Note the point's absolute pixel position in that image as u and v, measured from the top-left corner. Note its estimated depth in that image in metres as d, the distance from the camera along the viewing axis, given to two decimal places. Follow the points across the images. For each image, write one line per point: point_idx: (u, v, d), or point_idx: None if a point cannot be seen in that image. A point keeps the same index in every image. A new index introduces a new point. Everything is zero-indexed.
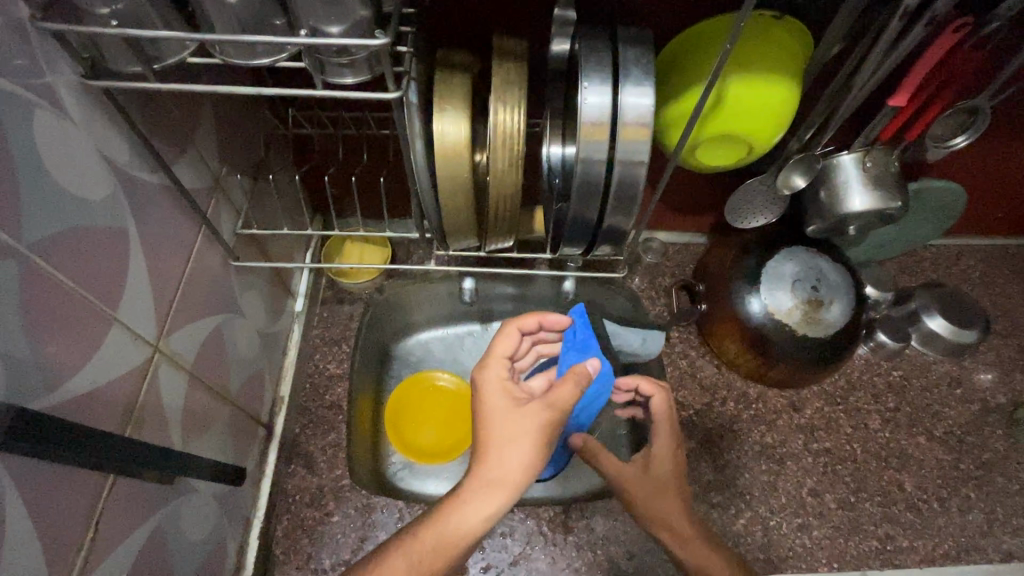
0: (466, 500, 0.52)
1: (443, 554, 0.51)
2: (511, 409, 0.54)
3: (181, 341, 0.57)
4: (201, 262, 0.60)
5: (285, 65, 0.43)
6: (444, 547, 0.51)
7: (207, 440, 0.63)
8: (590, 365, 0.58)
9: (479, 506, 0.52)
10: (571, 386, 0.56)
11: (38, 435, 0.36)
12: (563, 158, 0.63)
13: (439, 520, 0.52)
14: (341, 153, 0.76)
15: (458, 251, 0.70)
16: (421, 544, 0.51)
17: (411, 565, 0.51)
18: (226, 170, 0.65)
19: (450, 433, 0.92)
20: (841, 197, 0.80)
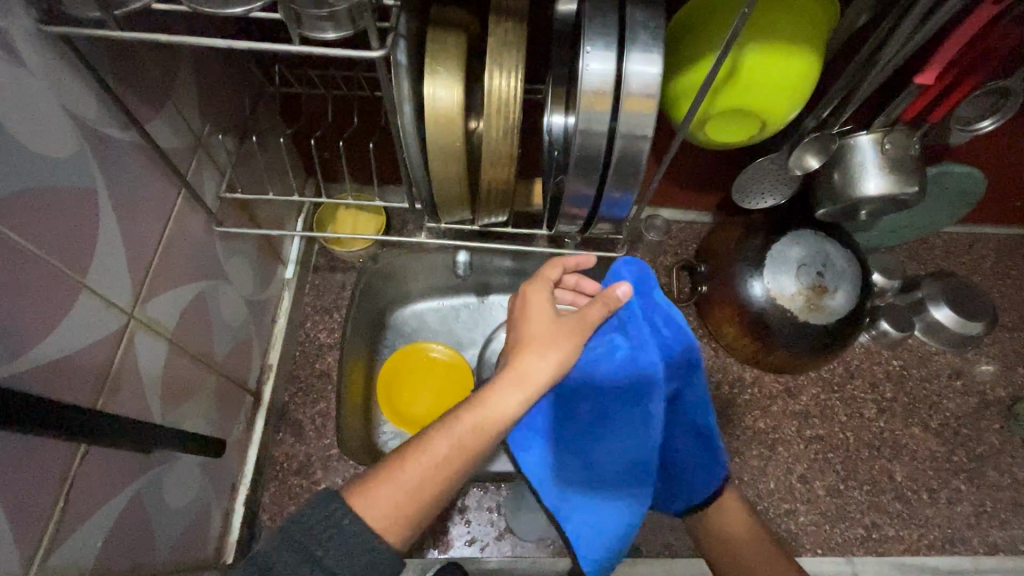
0: (508, 388, 0.54)
1: (485, 438, 0.51)
2: (550, 319, 0.59)
3: (160, 308, 0.55)
4: (182, 226, 0.58)
5: (259, 15, 0.39)
6: (487, 430, 0.51)
7: (190, 408, 0.62)
8: (619, 291, 0.64)
9: (513, 395, 0.54)
10: (602, 307, 0.62)
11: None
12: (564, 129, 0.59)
13: (479, 404, 0.53)
14: (332, 115, 0.73)
15: (450, 224, 0.67)
16: (462, 426, 0.51)
17: (453, 446, 0.50)
18: (208, 129, 0.61)
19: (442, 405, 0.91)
20: (855, 179, 0.77)
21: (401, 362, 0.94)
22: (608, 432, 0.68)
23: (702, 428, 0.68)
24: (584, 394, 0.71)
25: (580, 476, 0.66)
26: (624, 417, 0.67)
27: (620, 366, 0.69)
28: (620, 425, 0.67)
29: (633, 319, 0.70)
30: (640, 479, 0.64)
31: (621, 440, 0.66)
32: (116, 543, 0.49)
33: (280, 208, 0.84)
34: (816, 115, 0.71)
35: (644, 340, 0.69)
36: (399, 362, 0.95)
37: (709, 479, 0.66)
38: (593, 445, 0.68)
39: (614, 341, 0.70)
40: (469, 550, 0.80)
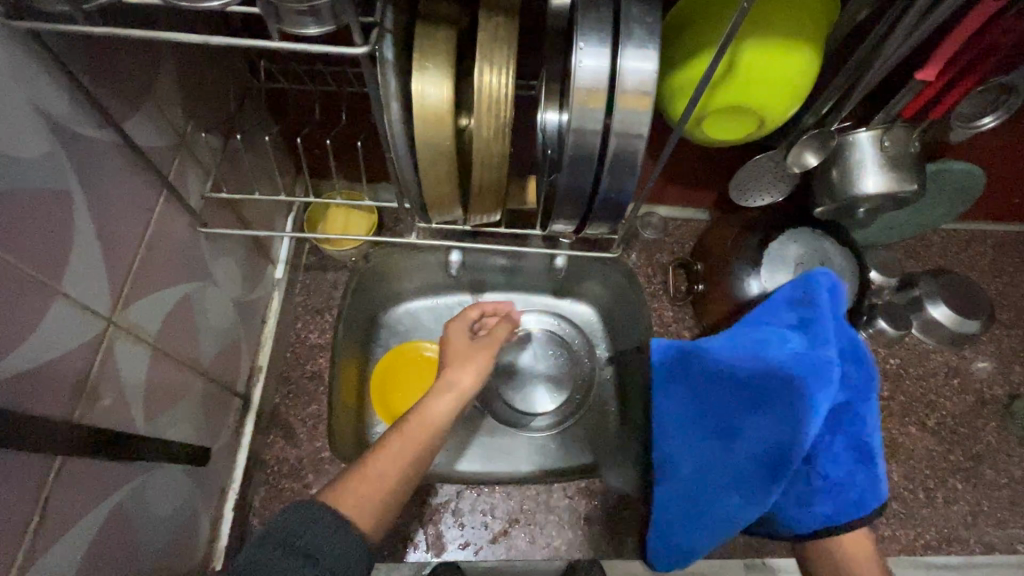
0: (438, 396, 0.60)
1: (425, 439, 0.57)
2: (464, 344, 0.68)
3: (143, 313, 0.53)
4: (165, 228, 0.56)
5: (237, 10, 0.38)
6: (421, 431, 0.57)
7: (177, 414, 0.60)
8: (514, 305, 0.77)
9: (442, 400, 0.60)
10: (506, 327, 0.71)
11: None
12: (558, 126, 0.57)
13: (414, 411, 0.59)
14: (319, 112, 0.71)
15: (441, 224, 0.66)
16: (404, 428, 0.57)
17: (400, 447, 0.55)
18: (192, 128, 0.60)
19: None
20: (854, 177, 0.76)
21: (394, 363, 0.93)
22: (753, 429, 0.59)
23: (866, 435, 0.57)
24: (759, 389, 0.60)
25: (693, 441, 0.65)
26: (781, 408, 0.58)
27: (795, 373, 0.57)
28: (772, 416, 0.58)
29: (823, 320, 0.58)
30: (771, 472, 0.57)
31: (765, 436, 0.58)
32: (97, 556, 0.48)
33: (269, 207, 0.82)
34: (816, 112, 0.70)
35: (825, 337, 0.58)
36: (392, 362, 0.94)
37: (850, 489, 0.56)
38: (732, 434, 0.61)
39: (786, 335, 0.60)
40: (463, 553, 0.80)
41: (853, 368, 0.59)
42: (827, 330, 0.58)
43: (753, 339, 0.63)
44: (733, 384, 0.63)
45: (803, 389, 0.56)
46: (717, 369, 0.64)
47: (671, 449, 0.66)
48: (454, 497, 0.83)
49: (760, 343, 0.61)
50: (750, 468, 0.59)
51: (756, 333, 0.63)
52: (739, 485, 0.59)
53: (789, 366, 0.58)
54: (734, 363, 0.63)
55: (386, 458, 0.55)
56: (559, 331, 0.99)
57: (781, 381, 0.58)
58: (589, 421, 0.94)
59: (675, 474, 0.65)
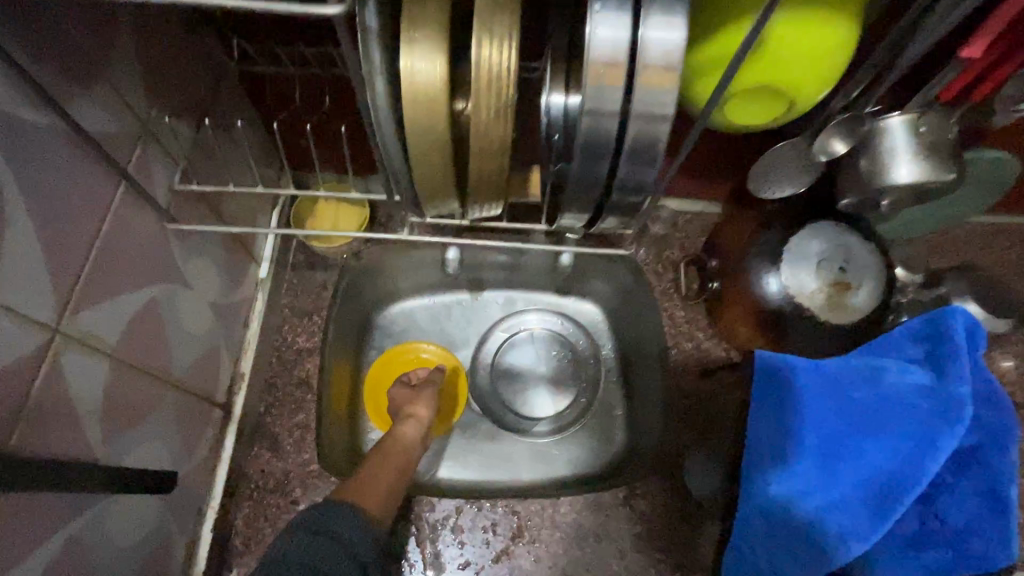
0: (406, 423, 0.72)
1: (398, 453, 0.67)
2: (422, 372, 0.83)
3: (100, 321, 0.47)
4: (126, 226, 0.50)
5: None
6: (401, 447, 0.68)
7: (145, 431, 0.55)
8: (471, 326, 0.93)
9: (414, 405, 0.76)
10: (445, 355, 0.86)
11: None
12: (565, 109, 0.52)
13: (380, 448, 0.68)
14: (301, 95, 0.65)
15: (436, 218, 0.59)
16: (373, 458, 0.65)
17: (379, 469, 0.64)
18: (156, 112, 0.53)
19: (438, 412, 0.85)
20: (884, 167, 0.69)
21: (387, 369, 0.86)
22: (868, 455, 0.55)
23: (1000, 483, 0.54)
24: (873, 414, 0.57)
25: (805, 471, 0.56)
26: (905, 438, 0.54)
27: (929, 409, 0.55)
28: (889, 446, 0.55)
29: (956, 357, 0.56)
30: (891, 502, 0.53)
31: (879, 463, 0.54)
32: None
33: (251, 201, 0.76)
34: (845, 95, 0.64)
35: (958, 375, 0.55)
36: (385, 369, 0.86)
37: (966, 537, 0.54)
38: (840, 457, 0.56)
39: (908, 366, 0.58)
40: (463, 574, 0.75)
41: (986, 411, 0.56)
42: (962, 367, 0.56)
43: (868, 365, 0.59)
44: (847, 405, 0.57)
45: (928, 423, 0.54)
46: (835, 384, 0.58)
47: (782, 486, 0.56)
48: (453, 513, 0.77)
49: (877, 370, 0.59)
50: (854, 497, 0.54)
51: (875, 360, 0.60)
52: (843, 511, 0.54)
53: (912, 399, 0.56)
54: (845, 384, 0.58)
55: (381, 467, 0.64)
56: (563, 331, 0.93)
57: (912, 414, 0.55)
58: (594, 427, 0.88)
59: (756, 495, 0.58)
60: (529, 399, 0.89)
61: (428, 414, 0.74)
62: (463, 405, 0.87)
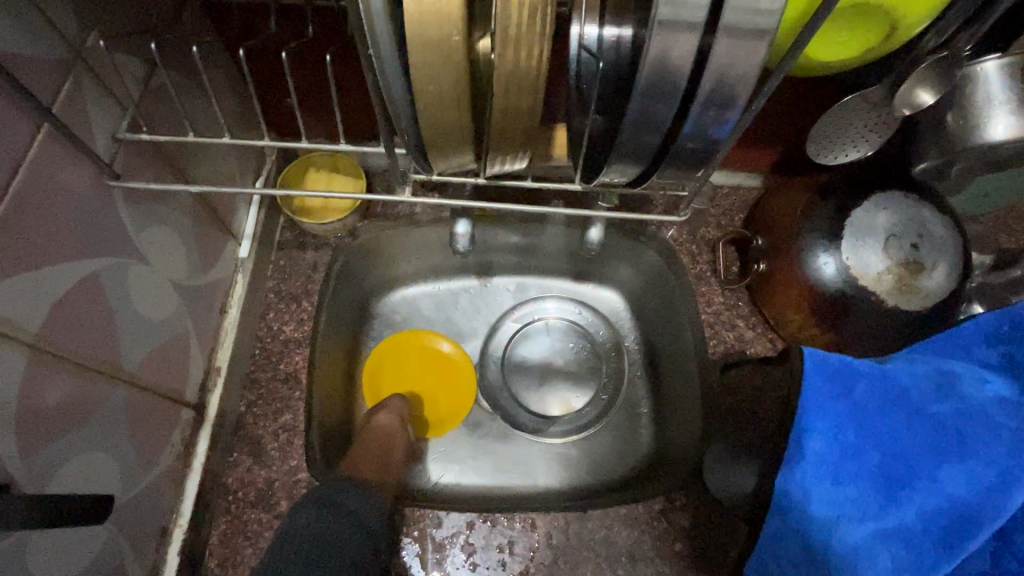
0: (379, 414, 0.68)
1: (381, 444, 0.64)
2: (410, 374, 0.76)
3: (7, 300, 0.36)
4: (47, 176, 0.39)
5: None
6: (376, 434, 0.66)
7: (79, 440, 0.44)
8: (481, 314, 0.82)
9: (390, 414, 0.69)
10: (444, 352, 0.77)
11: None
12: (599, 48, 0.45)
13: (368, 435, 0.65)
14: (281, 33, 0.54)
15: (445, 176, 0.48)
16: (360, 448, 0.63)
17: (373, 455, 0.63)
18: (93, 40, 0.42)
19: (446, 399, 0.76)
20: (977, 121, 0.59)
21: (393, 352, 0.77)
22: (939, 479, 0.43)
23: None
24: (948, 431, 0.44)
25: (857, 492, 0.43)
26: (982, 461, 0.43)
27: (1013, 430, 0.44)
28: (966, 471, 0.43)
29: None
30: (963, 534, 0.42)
31: (951, 491, 0.43)
32: None
33: (229, 168, 0.65)
34: (939, 32, 0.53)
35: None
36: (390, 351, 0.77)
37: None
38: (905, 483, 0.43)
39: (984, 374, 0.47)
40: None
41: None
42: None
43: (937, 370, 0.48)
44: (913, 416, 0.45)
45: (1008, 444, 0.44)
46: (898, 392, 0.46)
47: (822, 507, 0.43)
48: (464, 530, 0.66)
49: (951, 377, 0.47)
50: (921, 528, 0.42)
51: (944, 364, 0.48)
52: (898, 543, 0.42)
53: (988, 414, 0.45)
54: (913, 394, 0.46)
55: (365, 447, 0.64)
56: (584, 320, 0.82)
57: (999, 431, 0.44)
58: (622, 428, 0.77)
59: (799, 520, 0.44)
60: (543, 396, 0.79)
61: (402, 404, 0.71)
62: (472, 399, 0.76)
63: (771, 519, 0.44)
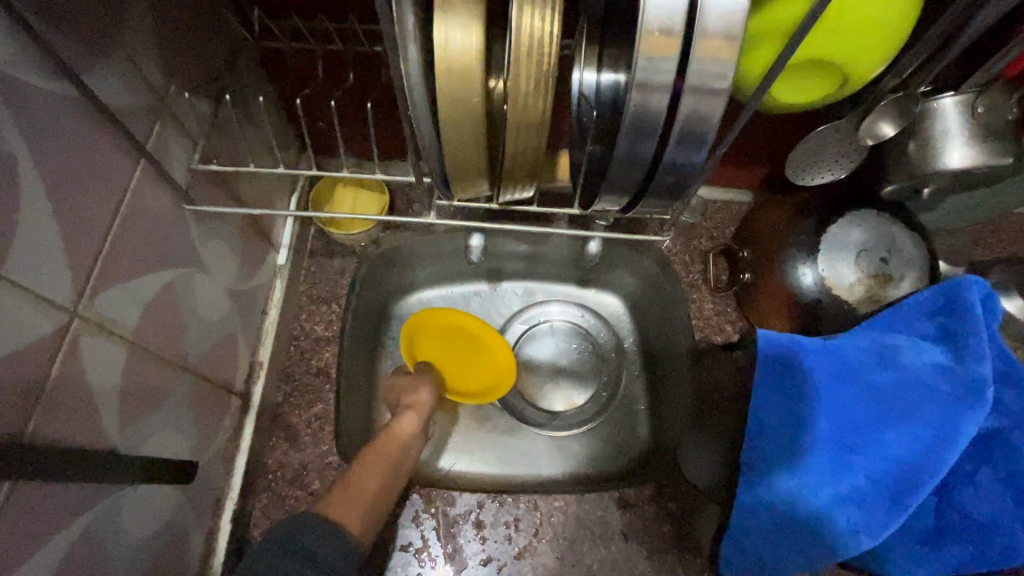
0: (403, 418, 0.66)
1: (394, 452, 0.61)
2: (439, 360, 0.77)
3: (115, 303, 0.45)
4: (143, 203, 0.48)
5: None
6: (398, 441, 0.62)
7: (160, 419, 0.52)
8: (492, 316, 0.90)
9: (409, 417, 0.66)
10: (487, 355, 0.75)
11: None
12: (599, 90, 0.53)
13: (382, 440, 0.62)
14: (325, 75, 0.63)
15: (464, 201, 0.57)
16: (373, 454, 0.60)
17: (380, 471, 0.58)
18: (175, 88, 0.51)
19: (474, 382, 0.77)
20: (935, 151, 0.66)
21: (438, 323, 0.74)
22: (886, 440, 0.50)
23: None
24: (891, 396, 0.52)
25: (813, 459, 0.51)
26: (925, 423, 0.50)
27: (950, 393, 0.51)
28: (910, 434, 0.50)
29: (973, 333, 0.53)
30: (910, 492, 0.48)
31: (900, 453, 0.49)
32: None
33: (270, 185, 0.74)
34: (898, 72, 0.59)
35: (977, 354, 0.52)
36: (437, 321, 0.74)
37: (982, 533, 0.48)
38: (856, 448, 0.50)
39: (919, 345, 0.55)
40: (485, 570, 0.73)
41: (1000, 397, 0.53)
42: (978, 346, 0.52)
43: (880, 344, 0.55)
44: (860, 387, 0.53)
45: (945, 405, 0.50)
46: (846, 368, 0.53)
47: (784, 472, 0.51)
48: (475, 508, 0.75)
49: (891, 350, 0.55)
50: (875, 486, 0.49)
51: (885, 339, 0.56)
52: (854, 503, 0.49)
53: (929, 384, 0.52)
54: (859, 366, 0.54)
55: (347, 506, 0.51)
56: (585, 323, 0.90)
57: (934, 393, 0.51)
58: (618, 422, 0.85)
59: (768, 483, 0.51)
60: (548, 391, 0.86)
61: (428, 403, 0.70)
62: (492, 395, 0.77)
63: (743, 492, 0.52)
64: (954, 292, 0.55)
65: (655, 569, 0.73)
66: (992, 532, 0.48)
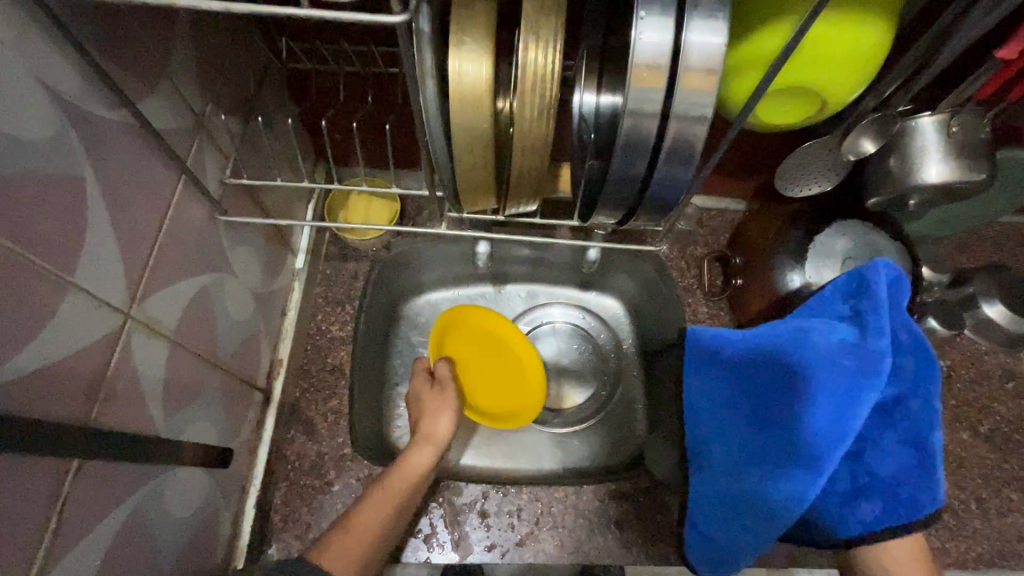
0: (420, 448, 0.66)
1: (405, 489, 0.61)
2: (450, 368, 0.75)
3: (159, 306, 0.50)
4: (182, 215, 0.53)
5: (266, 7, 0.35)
6: (412, 472, 0.63)
7: (194, 411, 0.58)
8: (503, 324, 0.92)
9: (420, 453, 0.65)
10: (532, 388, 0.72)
11: None
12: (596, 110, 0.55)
13: (393, 472, 0.62)
14: (344, 94, 0.68)
15: (472, 213, 0.62)
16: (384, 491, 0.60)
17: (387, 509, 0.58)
18: (209, 109, 0.56)
19: (495, 399, 0.79)
20: (914, 167, 0.70)
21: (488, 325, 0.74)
22: (796, 415, 0.53)
23: (925, 431, 0.53)
24: (801, 374, 0.54)
25: (738, 440, 0.57)
26: (831, 396, 0.52)
27: (857, 365, 0.52)
28: (817, 408, 0.52)
29: (878, 309, 0.54)
30: (818, 463, 0.52)
31: (812, 426, 0.52)
32: (112, 561, 0.45)
33: (289, 194, 0.79)
34: (878, 94, 0.63)
35: (880, 327, 0.54)
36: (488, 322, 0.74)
37: (891, 485, 0.53)
38: (772, 423, 0.55)
39: (834, 323, 0.56)
40: (489, 555, 0.78)
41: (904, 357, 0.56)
42: (883, 320, 0.54)
43: (793, 327, 0.58)
44: (772, 368, 0.57)
45: (850, 378, 0.52)
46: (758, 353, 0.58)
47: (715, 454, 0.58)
48: (481, 498, 0.80)
49: (803, 331, 0.57)
50: (791, 457, 0.53)
51: (799, 321, 0.58)
52: (776, 478, 0.53)
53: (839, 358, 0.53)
54: (772, 349, 0.57)
55: (353, 533, 0.55)
56: (586, 325, 0.95)
57: (843, 367, 0.52)
58: (617, 419, 0.89)
59: (708, 467, 0.58)
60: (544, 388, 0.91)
61: (445, 435, 0.68)
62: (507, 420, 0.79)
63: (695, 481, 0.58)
64: (864, 275, 0.57)
65: (647, 556, 0.79)
66: (896, 486, 0.52)
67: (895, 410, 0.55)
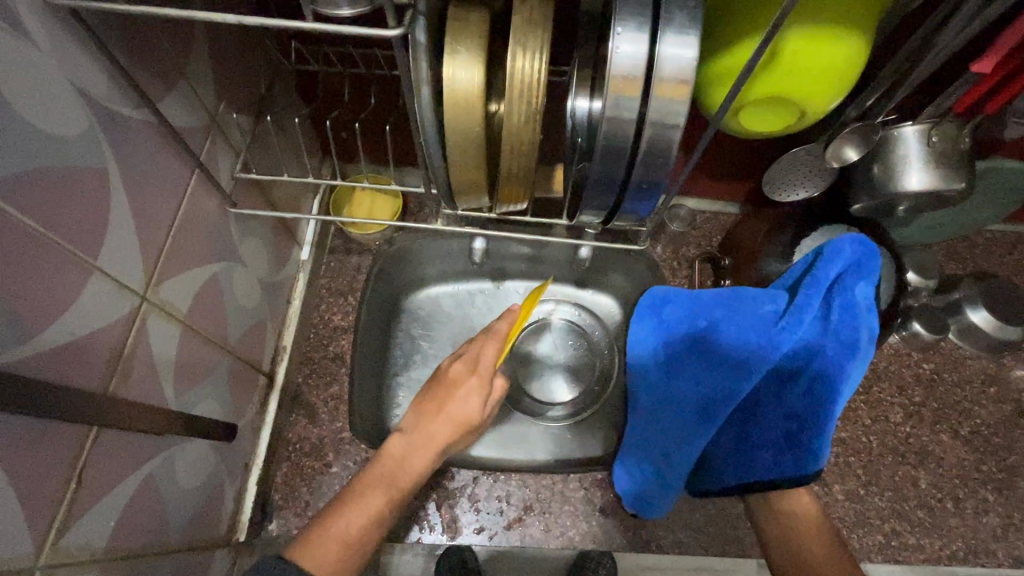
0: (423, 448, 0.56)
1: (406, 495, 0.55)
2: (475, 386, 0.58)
3: (173, 291, 0.55)
4: (197, 208, 0.57)
5: (273, 20, 0.38)
6: (405, 480, 0.55)
7: (203, 389, 0.62)
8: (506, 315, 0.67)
9: (421, 455, 0.56)
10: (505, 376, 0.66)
11: (24, 396, 0.36)
12: (589, 116, 0.54)
13: (400, 467, 0.55)
14: (349, 94, 0.72)
15: (466, 210, 0.65)
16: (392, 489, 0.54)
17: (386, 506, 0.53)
18: (223, 108, 0.60)
19: None
20: (897, 174, 0.72)
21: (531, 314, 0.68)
22: (719, 370, 0.73)
23: (821, 403, 0.68)
24: (737, 340, 0.73)
25: (672, 389, 0.76)
26: (752, 359, 0.71)
27: (773, 338, 0.70)
28: (740, 367, 0.72)
29: (812, 293, 0.68)
30: (721, 403, 0.72)
31: (730, 380, 0.72)
32: (129, 522, 0.50)
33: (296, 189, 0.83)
34: (860, 103, 0.66)
35: (804, 311, 0.69)
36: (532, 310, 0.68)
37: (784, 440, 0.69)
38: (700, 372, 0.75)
39: (770, 301, 0.72)
40: (478, 538, 0.81)
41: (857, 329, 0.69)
42: (808, 306, 0.68)
43: (740, 297, 0.74)
44: (715, 331, 0.75)
45: (764, 342, 0.71)
46: (701, 315, 0.76)
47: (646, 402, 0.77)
48: (471, 483, 0.83)
49: (746, 303, 0.73)
50: (707, 402, 0.73)
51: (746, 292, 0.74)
52: (678, 413, 0.75)
53: (756, 322, 0.72)
54: (716, 316, 0.75)
55: (348, 526, 0.51)
56: (580, 322, 0.93)
57: (758, 334, 0.71)
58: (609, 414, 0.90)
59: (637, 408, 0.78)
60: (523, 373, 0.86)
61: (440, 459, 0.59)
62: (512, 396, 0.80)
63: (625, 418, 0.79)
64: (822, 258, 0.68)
65: (630, 543, 0.82)
66: (786, 449, 0.69)
67: (806, 385, 0.69)
